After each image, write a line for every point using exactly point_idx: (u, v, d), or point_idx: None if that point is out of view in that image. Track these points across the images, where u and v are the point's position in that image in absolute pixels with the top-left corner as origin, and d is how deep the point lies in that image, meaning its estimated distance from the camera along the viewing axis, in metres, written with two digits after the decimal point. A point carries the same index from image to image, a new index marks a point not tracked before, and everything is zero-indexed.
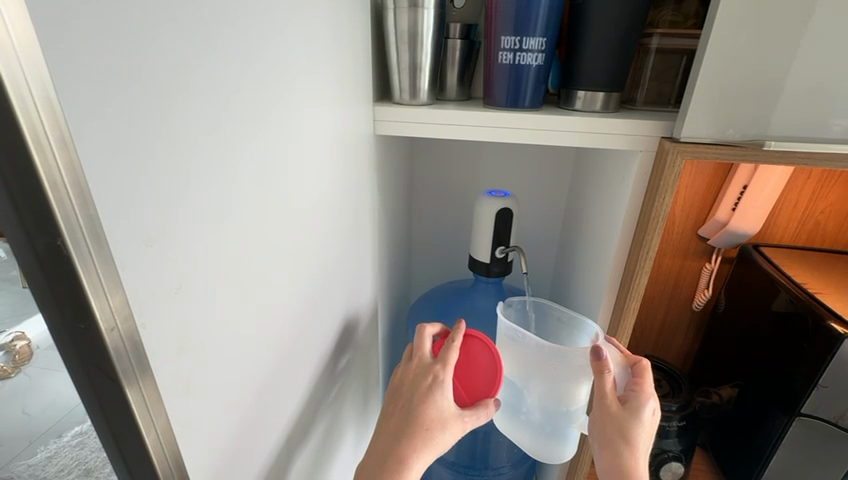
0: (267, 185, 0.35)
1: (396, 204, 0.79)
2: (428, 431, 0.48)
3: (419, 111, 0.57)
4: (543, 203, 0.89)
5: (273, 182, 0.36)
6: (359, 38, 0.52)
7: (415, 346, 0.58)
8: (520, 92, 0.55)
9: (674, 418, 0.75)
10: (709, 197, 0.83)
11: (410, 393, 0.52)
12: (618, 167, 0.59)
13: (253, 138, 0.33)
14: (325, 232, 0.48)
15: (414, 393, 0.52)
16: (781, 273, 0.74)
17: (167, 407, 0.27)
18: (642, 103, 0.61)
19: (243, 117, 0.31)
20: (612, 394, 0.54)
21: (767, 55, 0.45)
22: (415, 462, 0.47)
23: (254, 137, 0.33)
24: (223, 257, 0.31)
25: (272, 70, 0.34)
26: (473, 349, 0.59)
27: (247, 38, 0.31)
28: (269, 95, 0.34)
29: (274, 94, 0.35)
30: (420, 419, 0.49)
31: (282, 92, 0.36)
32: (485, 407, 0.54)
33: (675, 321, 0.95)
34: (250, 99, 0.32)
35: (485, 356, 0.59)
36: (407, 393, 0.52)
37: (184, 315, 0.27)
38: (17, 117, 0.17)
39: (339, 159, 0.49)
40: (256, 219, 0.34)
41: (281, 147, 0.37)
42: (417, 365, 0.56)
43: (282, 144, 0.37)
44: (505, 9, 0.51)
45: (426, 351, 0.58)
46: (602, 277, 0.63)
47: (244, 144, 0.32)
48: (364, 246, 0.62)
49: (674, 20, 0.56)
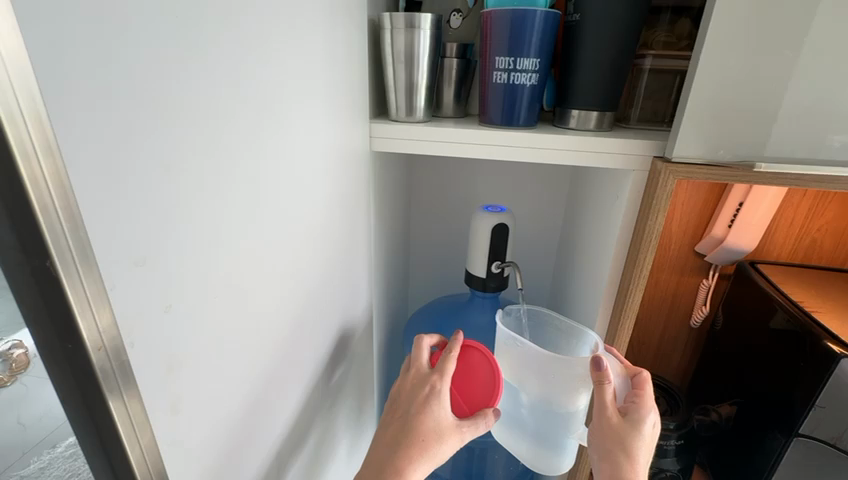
0: (260, 200, 0.36)
1: (393, 218, 0.79)
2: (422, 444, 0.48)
3: (415, 128, 0.58)
4: (540, 218, 0.89)
5: (265, 198, 0.36)
6: (356, 57, 0.53)
7: (411, 357, 0.58)
8: (514, 110, 0.56)
9: (673, 437, 0.75)
10: (704, 214, 0.84)
11: (407, 404, 0.52)
12: (613, 184, 0.60)
13: (246, 155, 0.33)
14: (319, 247, 0.48)
15: (408, 408, 0.52)
16: (777, 291, 0.74)
17: (154, 424, 0.27)
18: (636, 121, 0.61)
19: (237, 135, 0.32)
20: (611, 405, 0.54)
21: (757, 77, 0.46)
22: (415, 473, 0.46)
23: (247, 156, 0.33)
24: (214, 275, 0.31)
25: (267, 89, 0.35)
26: (472, 360, 0.59)
27: (241, 58, 0.31)
28: (263, 112, 0.35)
29: (269, 111, 0.35)
30: (414, 433, 0.49)
31: (276, 111, 0.37)
32: (485, 418, 0.54)
33: (673, 336, 0.95)
34: (243, 118, 0.32)
35: (484, 366, 0.58)
36: (404, 405, 0.52)
37: (173, 333, 0.27)
38: (5, 127, 0.18)
39: (335, 175, 0.50)
40: (248, 236, 0.34)
41: (274, 163, 0.37)
42: (414, 375, 0.56)
43: (276, 160, 0.37)
44: (500, 30, 0.52)
45: (423, 361, 0.57)
46: (598, 293, 0.63)
47: (237, 162, 0.32)
48: (359, 260, 0.62)
49: (667, 40, 0.57)
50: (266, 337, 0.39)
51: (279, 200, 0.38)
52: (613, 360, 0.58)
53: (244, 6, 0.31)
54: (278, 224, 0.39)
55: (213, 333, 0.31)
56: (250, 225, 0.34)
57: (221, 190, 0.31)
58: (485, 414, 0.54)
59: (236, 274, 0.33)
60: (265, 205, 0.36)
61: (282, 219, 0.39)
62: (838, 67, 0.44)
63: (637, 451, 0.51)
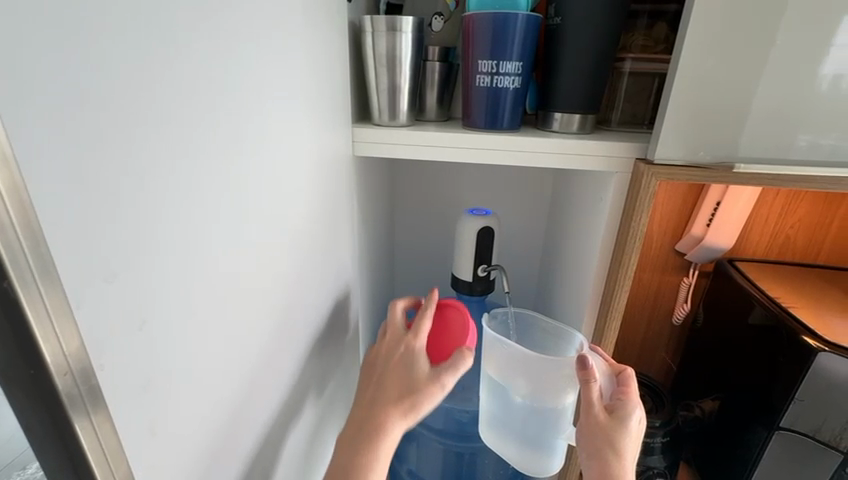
0: (237, 210, 0.34)
1: (377, 223, 0.78)
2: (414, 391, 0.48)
3: (398, 133, 0.57)
4: (525, 220, 0.89)
5: (242, 208, 0.35)
6: (336, 60, 0.51)
7: (387, 321, 0.57)
8: (498, 114, 0.55)
9: (658, 434, 0.76)
10: (683, 214, 0.86)
11: (373, 392, 0.50)
12: (596, 186, 0.60)
13: (222, 163, 0.32)
14: (300, 256, 0.46)
15: (374, 394, 0.50)
16: (754, 287, 0.76)
17: (127, 449, 0.25)
18: (617, 123, 0.62)
19: (213, 143, 0.30)
20: (598, 404, 0.54)
21: (735, 80, 0.46)
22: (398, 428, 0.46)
23: (223, 164, 0.32)
24: (190, 290, 0.29)
25: (244, 94, 0.34)
26: (446, 315, 0.56)
27: (216, 63, 0.30)
28: (240, 119, 0.33)
29: (246, 117, 0.34)
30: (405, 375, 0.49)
31: (254, 117, 0.35)
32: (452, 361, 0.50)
33: (656, 334, 0.97)
34: (219, 124, 0.31)
35: (457, 318, 0.55)
36: (370, 393, 0.50)
37: (146, 352, 0.26)
38: None
39: (316, 180, 0.49)
40: (225, 247, 0.33)
41: (251, 171, 0.36)
42: (390, 338, 0.55)
43: (253, 168, 0.36)
44: (482, 34, 0.52)
45: (398, 322, 0.57)
46: (585, 295, 0.63)
47: (212, 170, 0.31)
48: (344, 267, 0.61)
49: (645, 44, 0.58)
50: (244, 352, 0.37)
51: (257, 210, 0.37)
52: (598, 358, 0.57)
53: (219, 9, 0.30)
54: (256, 235, 0.37)
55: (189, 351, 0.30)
56: (227, 236, 0.33)
57: (196, 201, 0.29)
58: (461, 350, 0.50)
59: (213, 288, 0.32)
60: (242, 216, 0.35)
61: (261, 230, 0.38)
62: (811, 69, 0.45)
63: (625, 447, 0.51)
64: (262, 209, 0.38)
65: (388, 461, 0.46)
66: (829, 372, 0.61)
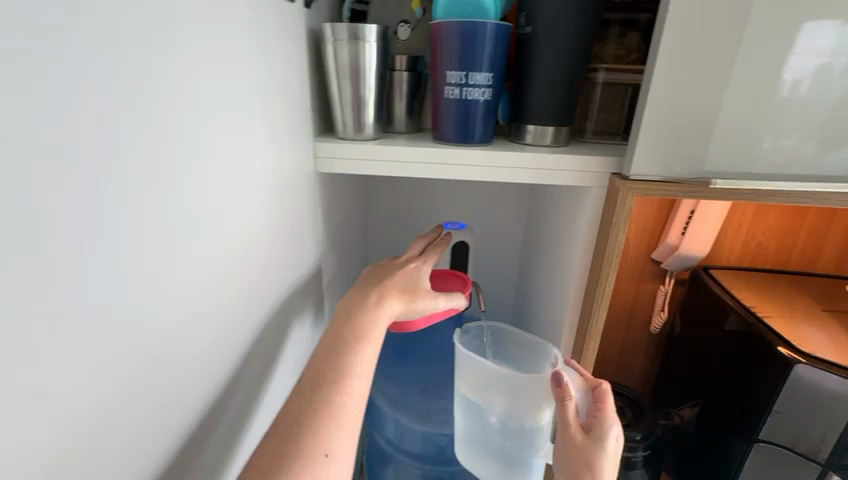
0: (169, 245, 0.30)
1: (347, 239, 0.74)
2: (380, 298, 0.50)
3: (365, 147, 0.53)
4: (502, 232, 0.87)
5: (175, 243, 0.31)
6: (294, 70, 0.48)
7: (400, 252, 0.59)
8: (468, 127, 0.53)
9: (639, 448, 0.75)
10: (658, 223, 0.86)
11: (339, 337, 0.45)
12: (572, 199, 0.59)
13: (145, 195, 0.28)
14: (253, 285, 0.42)
15: (339, 338, 0.45)
16: (729, 295, 0.76)
17: None
18: (591, 133, 0.60)
19: (133, 173, 0.27)
20: (574, 424, 0.51)
21: (707, 94, 0.45)
22: (372, 333, 0.46)
23: (146, 196, 0.28)
24: (104, 344, 0.25)
25: (174, 114, 0.30)
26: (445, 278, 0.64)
27: (135, 82, 0.26)
28: (169, 143, 0.30)
29: (178, 141, 0.30)
30: (368, 291, 0.51)
31: (187, 138, 0.32)
32: (437, 296, 0.55)
33: (634, 343, 0.96)
34: (140, 152, 0.27)
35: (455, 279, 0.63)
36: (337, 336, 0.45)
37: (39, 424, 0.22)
38: None
39: (273, 199, 0.45)
40: (152, 289, 0.29)
41: (185, 200, 0.32)
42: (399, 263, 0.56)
43: (188, 196, 0.32)
44: (450, 43, 0.49)
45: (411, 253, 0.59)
46: (563, 312, 0.61)
47: (130, 204, 0.27)
48: (308, 290, 0.57)
49: (616, 53, 0.56)
50: (184, 401, 0.33)
51: (194, 243, 0.33)
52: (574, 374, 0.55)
53: (138, 21, 0.26)
54: (194, 271, 0.33)
55: (105, 414, 0.26)
56: (155, 276, 0.29)
57: (108, 242, 0.25)
58: (451, 294, 0.57)
59: (136, 337, 0.28)
60: (176, 251, 0.31)
61: (201, 265, 0.34)
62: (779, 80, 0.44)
63: (602, 468, 0.49)
64: (202, 241, 0.34)
65: (368, 378, 0.44)
66: (806, 383, 0.60)
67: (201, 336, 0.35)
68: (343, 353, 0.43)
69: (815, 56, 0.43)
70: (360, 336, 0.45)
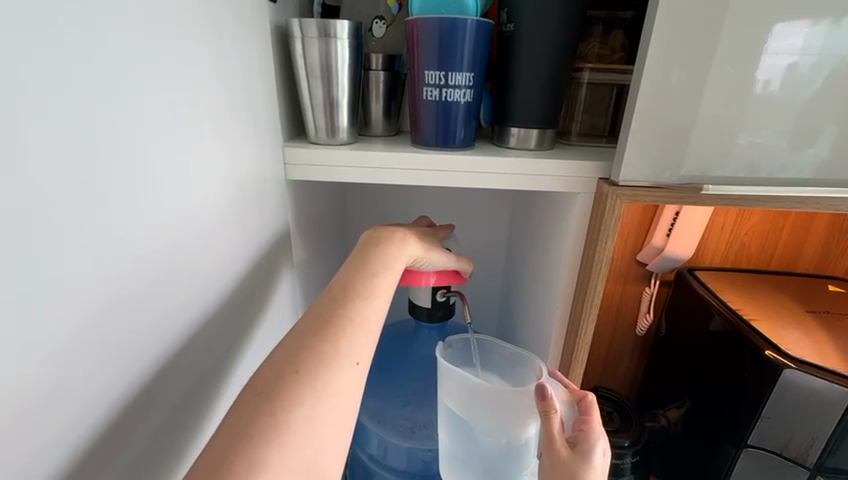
0: (107, 270, 0.26)
1: (324, 247, 0.70)
2: (402, 236, 0.51)
3: (339, 152, 0.50)
4: (485, 236, 0.85)
5: (114, 268, 0.27)
6: (258, 68, 0.44)
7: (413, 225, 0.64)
8: (448, 131, 0.50)
9: (628, 454, 0.73)
10: (643, 224, 0.85)
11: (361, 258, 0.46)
12: (558, 205, 0.56)
13: (74, 218, 0.24)
14: (215, 308, 0.39)
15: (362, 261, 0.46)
16: (714, 296, 0.75)
17: None
18: (577, 135, 0.58)
19: (54, 192, 0.23)
20: (561, 440, 0.48)
21: (697, 96, 0.43)
22: (396, 263, 0.47)
23: (76, 213, 0.24)
24: (21, 399, 0.21)
25: (108, 122, 0.26)
26: None
27: (56, 87, 0.23)
28: (102, 154, 0.26)
29: (114, 152, 0.26)
30: (390, 227, 0.53)
31: (129, 150, 0.28)
32: (447, 254, 0.58)
33: (620, 346, 0.95)
34: (64, 166, 0.23)
35: None
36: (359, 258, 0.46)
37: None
38: None
39: (236, 211, 0.41)
40: (83, 322, 0.25)
41: (129, 217, 0.28)
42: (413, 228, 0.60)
43: (132, 212, 0.28)
44: (428, 41, 0.46)
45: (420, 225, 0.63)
46: (550, 321, 0.59)
47: (52, 229, 0.23)
48: (281, 306, 0.53)
49: (601, 52, 0.54)
50: (132, 446, 0.29)
51: (141, 265, 0.29)
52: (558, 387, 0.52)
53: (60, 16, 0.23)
54: (142, 298, 0.29)
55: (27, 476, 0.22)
56: (88, 309, 0.25)
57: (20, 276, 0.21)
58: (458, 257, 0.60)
59: (65, 382, 0.24)
60: (116, 278, 0.27)
61: (148, 290, 0.30)
62: (751, 84, 0.43)
63: None
64: (151, 263, 0.30)
65: (388, 299, 0.44)
66: (794, 389, 0.60)
67: (152, 370, 0.31)
68: (373, 270, 0.45)
69: (780, 58, 0.42)
70: (386, 261, 0.47)
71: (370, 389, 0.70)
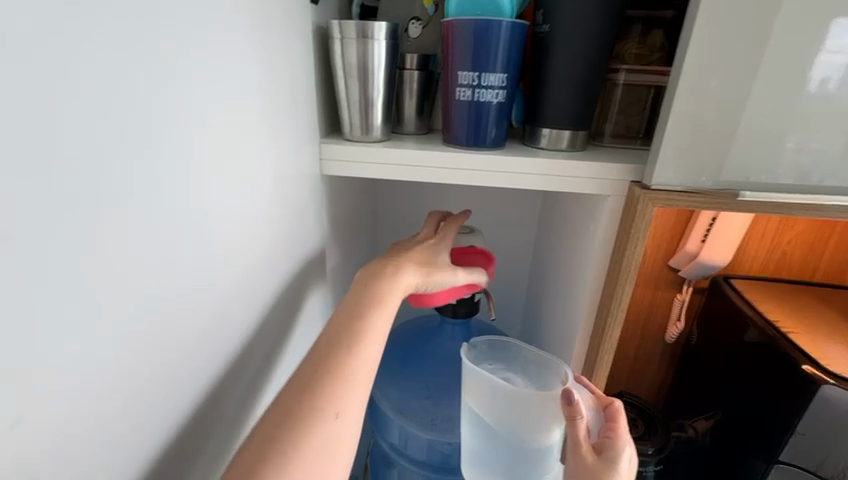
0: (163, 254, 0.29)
1: (354, 242, 0.72)
2: (394, 271, 0.50)
3: (372, 150, 0.52)
4: (513, 236, 0.85)
5: (169, 252, 0.29)
6: (300, 68, 0.46)
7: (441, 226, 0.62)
8: (481, 130, 0.50)
9: (651, 463, 0.72)
10: (678, 229, 0.82)
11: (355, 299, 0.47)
12: (588, 208, 0.56)
13: (136, 204, 0.26)
14: (254, 294, 0.41)
15: (355, 301, 0.46)
16: (750, 306, 0.73)
17: None
18: (611, 137, 0.57)
19: (120, 180, 0.25)
20: (586, 446, 0.48)
21: (738, 99, 0.42)
22: (392, 299, 0.48)
23: (137, 203, 0.26)
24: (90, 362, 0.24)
25: (167, 116, 0.28)
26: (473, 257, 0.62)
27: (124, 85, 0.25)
28: (161, 147, 0.28)
29: (172, 145, 0.29)
30: (393, 258, 0.53)
31: (183, 142, 0.30)
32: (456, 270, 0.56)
33: (648, 352, 0.93)
34: (127, 156, 0.25)
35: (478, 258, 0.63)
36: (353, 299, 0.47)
37: (11, 459, 0.20)
38: None
39: (275, 203, 0.43)
40: (140, 301, 0.27)
41: (183, 207, 0.30)
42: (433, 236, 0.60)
43: (185, 203, 0.30)
44: (463, 42, 0.47)
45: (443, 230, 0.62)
46: (575, 323, 0.59)
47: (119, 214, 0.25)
48: (313, 297, 0.56)
49: (639, 52, 0.53)
50: (181, 417, 0.32)
51: (191, 249, 0.31)
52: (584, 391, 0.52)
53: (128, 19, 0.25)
54: (191, 282, 0.32)
55: (93, 432, 0.25)
56: (144, 287, 0.27)
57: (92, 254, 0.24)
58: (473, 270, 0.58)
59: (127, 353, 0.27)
60: (171, 260, 0.29)
61: (195, 274, 0.32)
62: (805, 84, 0.41)
63: None
64: (199, 248, 0.32)
65: (383, 339, 0.45)
66: (833, 406, 0.57)
67: (200, 348, 0.33)
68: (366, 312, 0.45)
69: (842, 54, 0.40)
70: (380, 300, 0.47)
71: (394, 382, 0.72)
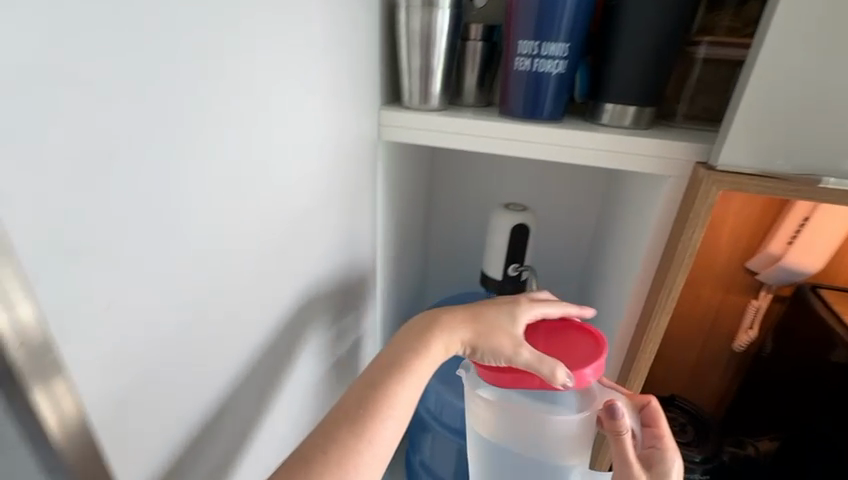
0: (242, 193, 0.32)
1: (411, 212, 0.75)
2: (443, 334, 0.42)
3: (430, 118, 0.53)
4: (571, 220, 0.83)
5: (247, 192, 0.33)
6: (367, 35, 0.48)
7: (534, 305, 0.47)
8: (539, 101, 0.49)
9: (697, 471, 0.68)
10: (760, 227, 0.74)
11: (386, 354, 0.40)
12: (647, 191, 0.53)
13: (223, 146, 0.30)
14: (316, 246, 0.44)
15: (386, 355, 0.40)
16: (837, 320, 0.65)
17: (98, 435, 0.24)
18: (682, 118, 0.53)
19: (211, 123, 0.29)
20: (635, 460, 0.45)
21: (834, 74, 0.37)
22: (430, 353, 0.41)
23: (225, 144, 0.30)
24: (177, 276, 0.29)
25: (250, 70, 0.31)
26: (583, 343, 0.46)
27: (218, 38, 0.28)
28: (244, 97, 0.31)
29: (253, 97, 0.32)
30: (442, 311, 0.46)
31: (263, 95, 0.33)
32: (519, 346, 0.42)
33: (712, 359, 0.86)
34: (218, 102, 0.29)
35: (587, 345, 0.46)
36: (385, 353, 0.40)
37: (124, 342, 0.25)
38: None
39: (338, 163, 0.46)
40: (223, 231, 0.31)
41: (259, 153, 0.34)
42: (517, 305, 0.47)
43: (261, 149, 0.34)
44: (526, 10, 0.46)
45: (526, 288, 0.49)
46: (621, 310, 0.57)
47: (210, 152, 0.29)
48: (369, 258, 0.59)
49: (731, 26, 0.48)
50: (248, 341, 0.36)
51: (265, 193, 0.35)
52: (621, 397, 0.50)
53: None
54: (267, 221, 0.35)
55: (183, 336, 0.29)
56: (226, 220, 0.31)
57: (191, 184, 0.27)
58: (546, 362, 0.41)
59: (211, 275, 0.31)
60: (248, 199, 0.33)
61: (268, 217, 0.36)
62: None
63: None
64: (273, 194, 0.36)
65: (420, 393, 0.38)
66: None
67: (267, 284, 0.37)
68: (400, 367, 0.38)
69: None
70: (418, 353, 0.40)
71: None
